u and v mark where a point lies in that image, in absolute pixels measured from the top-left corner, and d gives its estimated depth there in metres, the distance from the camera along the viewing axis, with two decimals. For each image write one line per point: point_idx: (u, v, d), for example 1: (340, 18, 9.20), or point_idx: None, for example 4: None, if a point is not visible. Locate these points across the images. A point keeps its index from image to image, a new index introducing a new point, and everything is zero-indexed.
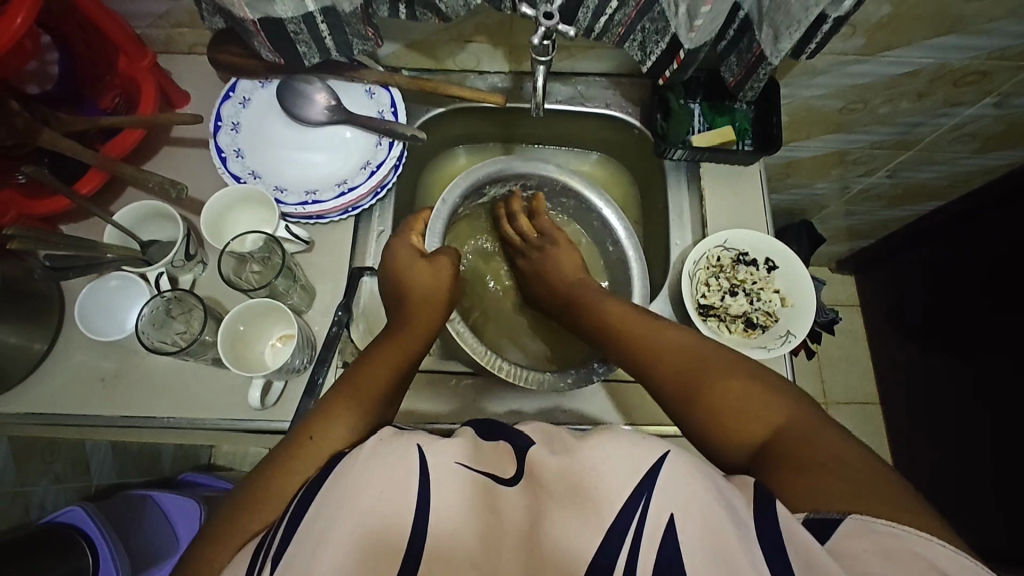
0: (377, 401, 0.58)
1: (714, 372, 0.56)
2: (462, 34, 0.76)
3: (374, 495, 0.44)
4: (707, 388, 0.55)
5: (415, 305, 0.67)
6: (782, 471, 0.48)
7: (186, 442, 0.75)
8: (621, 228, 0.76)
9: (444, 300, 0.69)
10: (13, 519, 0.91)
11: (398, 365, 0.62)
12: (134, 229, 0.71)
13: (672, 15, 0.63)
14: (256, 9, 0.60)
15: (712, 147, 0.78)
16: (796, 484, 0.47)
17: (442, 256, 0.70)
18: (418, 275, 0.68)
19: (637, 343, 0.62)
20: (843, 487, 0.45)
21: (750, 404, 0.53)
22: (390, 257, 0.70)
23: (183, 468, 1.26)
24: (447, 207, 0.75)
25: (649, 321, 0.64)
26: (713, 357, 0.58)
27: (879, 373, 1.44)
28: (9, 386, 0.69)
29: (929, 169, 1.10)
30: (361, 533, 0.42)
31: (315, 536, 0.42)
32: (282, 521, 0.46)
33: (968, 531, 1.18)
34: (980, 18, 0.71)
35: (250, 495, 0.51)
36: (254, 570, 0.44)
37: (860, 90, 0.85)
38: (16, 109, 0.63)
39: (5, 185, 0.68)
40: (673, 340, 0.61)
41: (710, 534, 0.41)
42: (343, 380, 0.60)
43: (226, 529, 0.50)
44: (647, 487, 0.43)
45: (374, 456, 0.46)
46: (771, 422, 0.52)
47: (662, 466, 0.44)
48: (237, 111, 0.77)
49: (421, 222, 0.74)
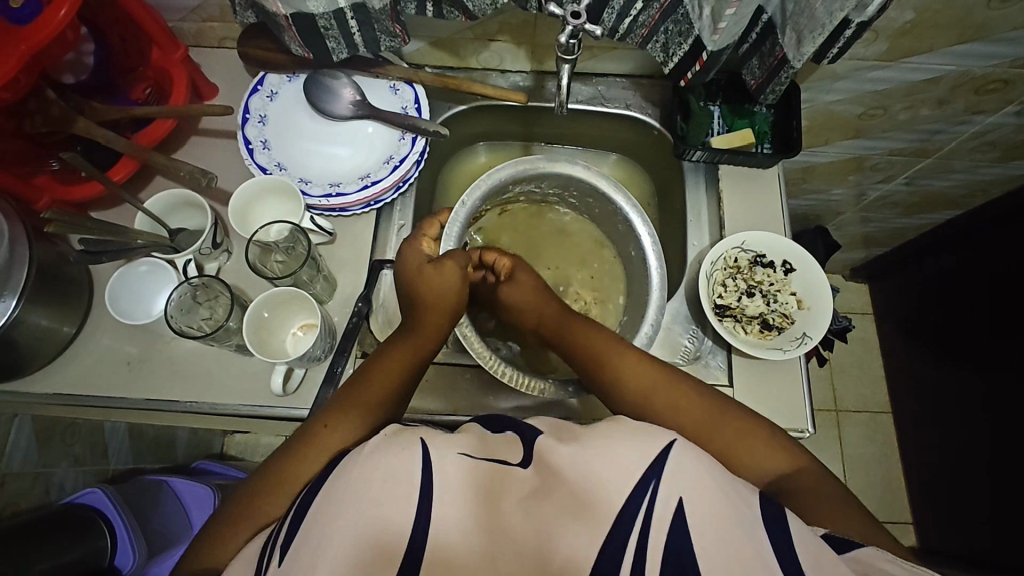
0: (387, 404, 0.59)
1: (710, 414, 0.57)
2: (487, 33, 0.77)
3: (378, 486, 0.44)
4: (715, 423, 0.56)
5: (430, 312, 0.65)
6: (798, 503, 0.51)
7: (207, 425, 0.77)
8: (646, 234, 0.75)
9: (454, 309, 0.66)
10: (34, 500, 0.92)
11: (412, 368, 0.62)
12: (163, 216, 0.73)
13: (697, 17, 0.64)
14: (289, 4, 0.61)
15: (731, 149, 0.79)
16: (810, 508, 0.50)
17: (449, 260, 0.67)
18: (429, 282, 0.65)
19: (635, 387, 0.60)
20: (851, 518, 0.50)
21: (757, 439, 0.55)
22: (402, 265, 0.67)
23: (196, 455, 1.28)
24: (466, 210, 0.73)
25: (646, 365, 0.61)
26: (716, 401, 0.58)
27: (891, 382, 1.44)
28: (38, 366, 0.71)
29: (947, 177, 1.10)
30: (368, 522, 0.43)
31: (321, 526, 0.43)
32: (288, 515, 0.47)
33: (978, 542, 1.18)
34: (1005, 25, 0.71)
35: (269, 476, 0.53)
36: (263, 560, 0.45)
37: (880, 96, 0.86)
38: (53, 97, 0.66)
39: (38, 171, 0.71)
40: (673, 390, 0.59)
41: (714, 537, 0.42)
42: (355, 381, 0.60)
43: (240, 514, 0.51)
44: (657, 471, 0.44)
45: (379, 451, 0.46)
46: (775, 460, 0.54)
47: (668, 454, 0.45)
48: (264, 104, 0.79)
49: (437, 225, 0.71)
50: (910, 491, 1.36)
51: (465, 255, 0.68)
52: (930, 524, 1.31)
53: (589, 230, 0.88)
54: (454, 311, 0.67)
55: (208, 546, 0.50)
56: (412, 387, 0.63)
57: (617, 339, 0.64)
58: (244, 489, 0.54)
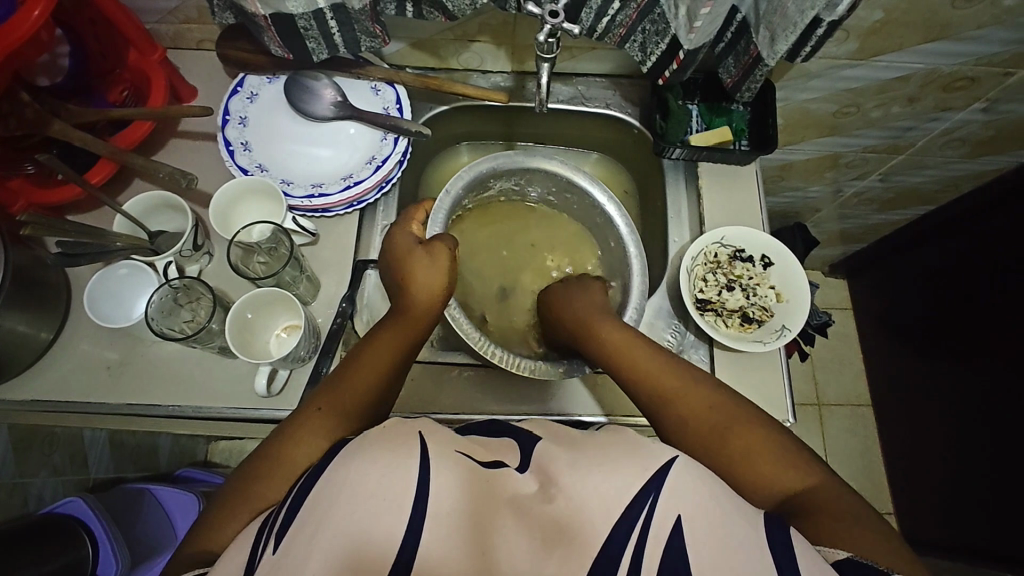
0: (365, 406, 0.57)
1: (729, 423, 0.55)
2: (466, 34, 0.78)
3: (376, 475, 0.44)
4: (735, 431, 0.55)
5: (414, 291, 0.63)
6: (808, 519, 0.48)
7: (189, 430, 0.76)
8: (623, 222, 0.77)
9: (445, 295, 0.65)
10: (13, 511, 0.90)
11: (407, 348, 0.62)
12: (143, 218, 0.72)
13: (672, 16, 0.65)
14: (267, 4, 0.61)
15: (709, 146, 0.80)
16: (818, 526, 0.47)
17: (439, 243, 0.66)
18: (419, 262, 0.64)
19: (661, 389, 0.59)
20: (873, 538, 0.46)
21: (775, 458, 0.53)
22: (390, 248, 0.67)
23: (179, 463, 1.27)
24: (450, 198, 0.74)
25: (660, 358, 0.62)
26: (737, 409, 0.57)
27: (870, 375, 1.47)
28: (16, 372, 0.70)
29: (920, 173, 1.12)
30: (369, 507, 0.43)
31: (319, 512, 0.43)
32: (287, 499, 0.47)
33: (960, 532, 1.20)
34: (969, 24, 0.73)
35: (266, 459, 0.53)
36: (259, 541, 0.45)
37: (853, 94, 0.88)
38: (26, 100, 0.65)
39: (13, 175, 0.69)
40: (700, 391, 0.58)
41: (716, 538, 0.42)
42: (336, 379, 0.59)
43: (238, 499, 0.51)
44: (656, 486, 0.45)
45: (379, 447, 0.46)
46: (790, 478, 0.52)
47: (672, 467, 0.46)
48: (244, 106, 0.78)
49: (423, 211, 0.70)
50: (892, 482, 1.39)
51: (452, 241, 0.67)
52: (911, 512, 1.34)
53: (572, 230, 0.89)
54: (445, 295, 0.65)
55: (196, 542, 0.50)
56: (401, 372, 0.62)
57: (651, 347, 0.64)
58: (240, 476, 0.53)
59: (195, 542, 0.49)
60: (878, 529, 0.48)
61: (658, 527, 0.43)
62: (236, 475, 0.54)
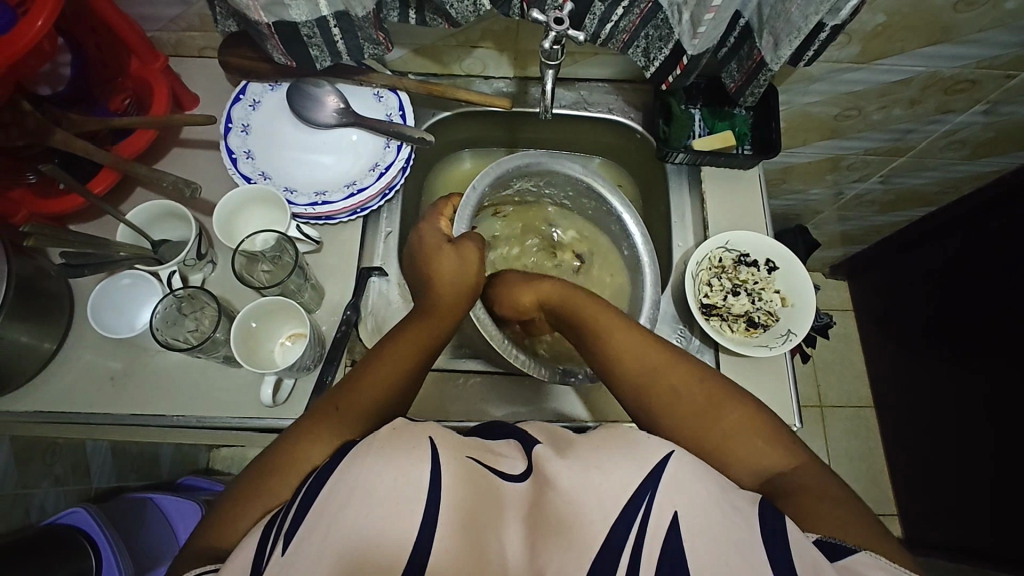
0: (388, 405, 0.58)
1: (715, 402, 0.55)
2: (469, 40, 0.78)
3: (388, 478, 0.43)
4: (719, 415, 0.54)
5: (439, 292, 0.64)
6: (790, 501, 0.49)
7: (192, 441, 0.75)
8: (638, 233, 0.77)
9: (472, 290, 0.66)
10: (14, 523, 0.89)
11: (428, 344, 0.62)
12: (146, 227, 0.72)
13: (676, 22, 0.65)
14: (270, 12, 0.60)
15: (712, 151, 0.80)
16: (795, 509, 0.48)
17: (467, 241, 0.67)
18: (445, 261, 0.65)
19: (638, 371, 0.58)
20: (852, 523, 0.46)
21: (756, 441, 0.53)
22: (417, 243, 0.68)
23: (181, 471, 1.27)
24: (477, 194, 0.73)
25: (636, 338, 0.60)
26: (726, 393, 0.56)
27: (872, 377, 1.47)
28: (18, 384, 0.69)
29: (920, 175, 1.13)
30: (377, 511, 0.42)
31: (332, 509, 0.43)
32: (296, 498, 0.46)
33: (963, 534, 1.19)
34: (971, 28, 0.73)
35: (275, 458, 0.52)
36: (268, 538, 0.44)
37: (854, 97, 0.88)
38: (28, 109, 0.63)
39: (16, 186, 0.69)
40: (678, 368, 0.57)
41: (710, 538, 0.42)
42: (349, 381, 0.58)
43: (241, 502, 0.50)
44: (654, 484, 0.44)
45: (389, 446, 0.45)
46: (771, 459, 0.52)
47: (667, 466, 0.45)
48: (247, 114, 0.78)
49: (449, 206, 0.72)
50: (895, 483, 1.39)
51: (479, 238, 0.68)
52: (914, 514, 1.34)
53: (596, 240, 0.88)
54: (473, 292, 0.66)
55: (202, 536, 0.49)
56: (421, 376, 0.61)
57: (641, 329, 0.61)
58: (247, 472, 0.52)
59: (194, 545, 0.49)
60: (852, 507, 0.48)
61: (658, 526, 0.43)
62: (242, 475, 0.53)
